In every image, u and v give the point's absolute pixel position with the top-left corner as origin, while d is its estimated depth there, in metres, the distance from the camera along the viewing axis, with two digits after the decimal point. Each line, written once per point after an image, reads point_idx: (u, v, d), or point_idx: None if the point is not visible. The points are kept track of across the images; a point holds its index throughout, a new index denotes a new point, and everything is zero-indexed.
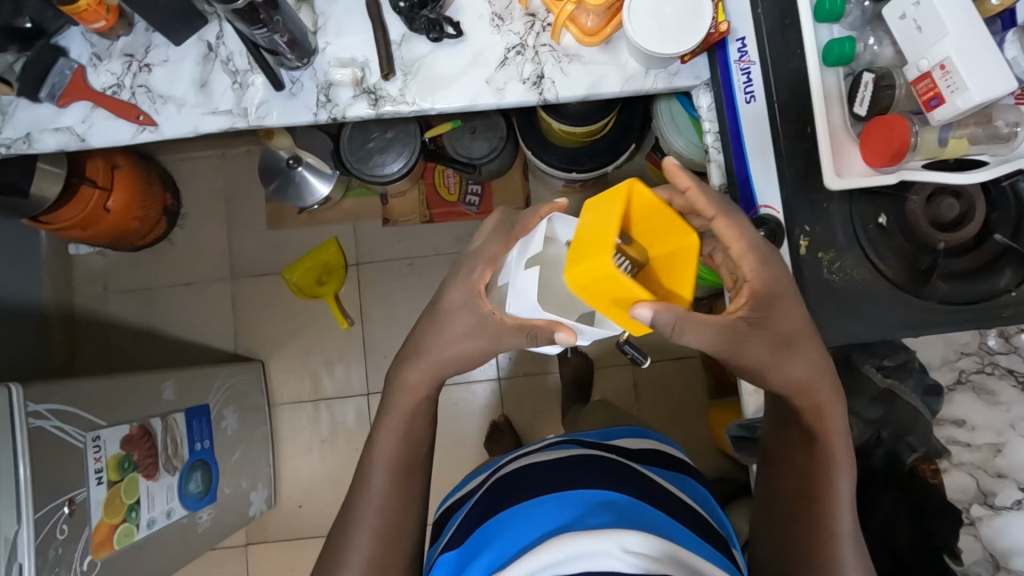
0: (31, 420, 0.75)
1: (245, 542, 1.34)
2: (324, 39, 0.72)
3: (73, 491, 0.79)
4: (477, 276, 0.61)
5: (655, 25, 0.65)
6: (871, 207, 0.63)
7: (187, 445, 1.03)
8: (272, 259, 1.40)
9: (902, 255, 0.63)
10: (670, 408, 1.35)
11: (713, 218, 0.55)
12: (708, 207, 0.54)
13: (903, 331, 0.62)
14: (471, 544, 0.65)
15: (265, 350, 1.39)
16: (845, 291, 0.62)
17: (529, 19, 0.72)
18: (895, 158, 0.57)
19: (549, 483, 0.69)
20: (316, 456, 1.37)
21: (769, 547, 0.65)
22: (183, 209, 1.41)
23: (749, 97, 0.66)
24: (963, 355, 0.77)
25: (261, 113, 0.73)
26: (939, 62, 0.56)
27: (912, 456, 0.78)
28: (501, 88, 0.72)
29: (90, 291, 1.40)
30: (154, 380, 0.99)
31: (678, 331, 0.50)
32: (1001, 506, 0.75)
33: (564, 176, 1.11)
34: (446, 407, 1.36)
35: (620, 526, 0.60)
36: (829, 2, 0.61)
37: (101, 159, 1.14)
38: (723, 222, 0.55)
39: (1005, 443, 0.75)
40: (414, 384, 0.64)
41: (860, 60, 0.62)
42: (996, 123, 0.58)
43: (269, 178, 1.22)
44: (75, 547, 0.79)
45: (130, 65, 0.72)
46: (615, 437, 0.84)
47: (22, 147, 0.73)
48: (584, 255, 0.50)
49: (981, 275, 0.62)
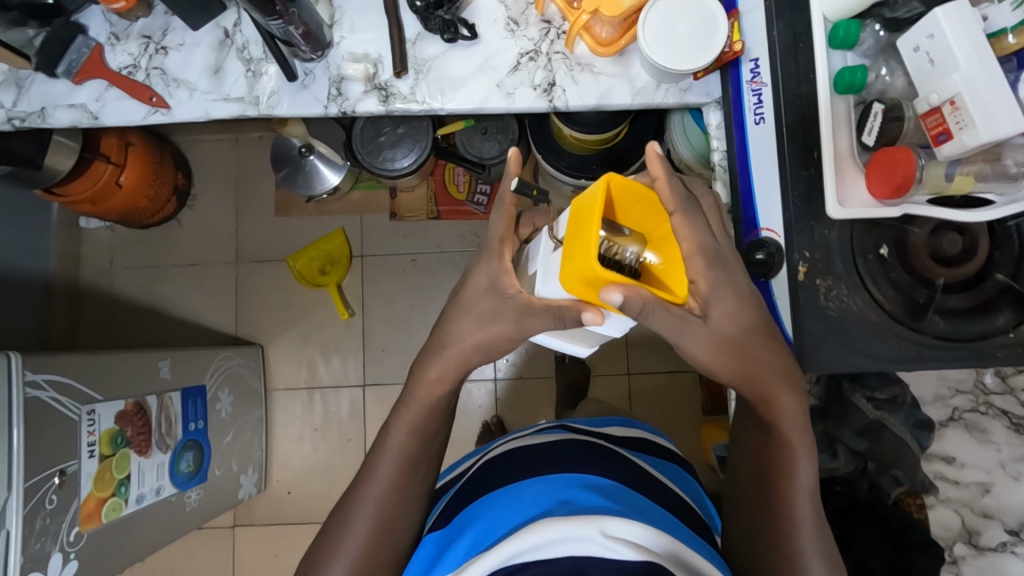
0: (27, 390, 0.76)
1: (232, 523, 1.35)
2: (339, 33, 0.72)
3: (65, 463, 0.80)
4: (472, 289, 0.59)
5: (667, 42, 0.65)
6: (871, 237, 0.63)
7: (181, 424, 1.05)
8: (278, 245, 1.41)
9: (900, 287, 0.63)
10: (662, 420, 1.35)
11: (673, 213, 0.51)
12: (671, 200, 0.51)
13: (894, 365, 0.62)
14: (455, 526, 0.65)
15: (264, 336, 1.40)
16: (839, 320, 0.62)
17: (544, 25, 0.72)
18: (897, 191, 0.57)
19: (527, 470, 0.69)
20: (308, 444, 1.38)
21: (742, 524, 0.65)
22: (194, 189, 1.42)
23: (759, 118, 0.66)
24: (957, 392, 0.79)
25: (272, 102, 0.73)
26: (949, 98, 0.55)
27: (897, 490, 0.81)
28: (511, 93, 0.72)
29: (97, 266, 1.41)
30: (152, 358, 1.00)
31: (646, 312, 0.48)
32: (985, 545, 0.78)
33: (572, 182, 1.10)
34: (465, 415, 1.36)
35: (613, 514, 0.59)
36: (843, 30, 0.60)
37: (115, 136, 1.14)
38: (682, 219, 0.51)
39: (994, 483, 0.78)
40: (421, 379, 0.65)
41: (871, 90, 0.62)
42: (1005, 162, 0.58)
43: (280, 165, 1.24)
44: (63, 517, 0.79)
45: (147, 46, 0.73)
46: (605, 425, 0.84)
47: (35, 121, 0.74)
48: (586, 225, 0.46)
49: (979, 314, 0.62)
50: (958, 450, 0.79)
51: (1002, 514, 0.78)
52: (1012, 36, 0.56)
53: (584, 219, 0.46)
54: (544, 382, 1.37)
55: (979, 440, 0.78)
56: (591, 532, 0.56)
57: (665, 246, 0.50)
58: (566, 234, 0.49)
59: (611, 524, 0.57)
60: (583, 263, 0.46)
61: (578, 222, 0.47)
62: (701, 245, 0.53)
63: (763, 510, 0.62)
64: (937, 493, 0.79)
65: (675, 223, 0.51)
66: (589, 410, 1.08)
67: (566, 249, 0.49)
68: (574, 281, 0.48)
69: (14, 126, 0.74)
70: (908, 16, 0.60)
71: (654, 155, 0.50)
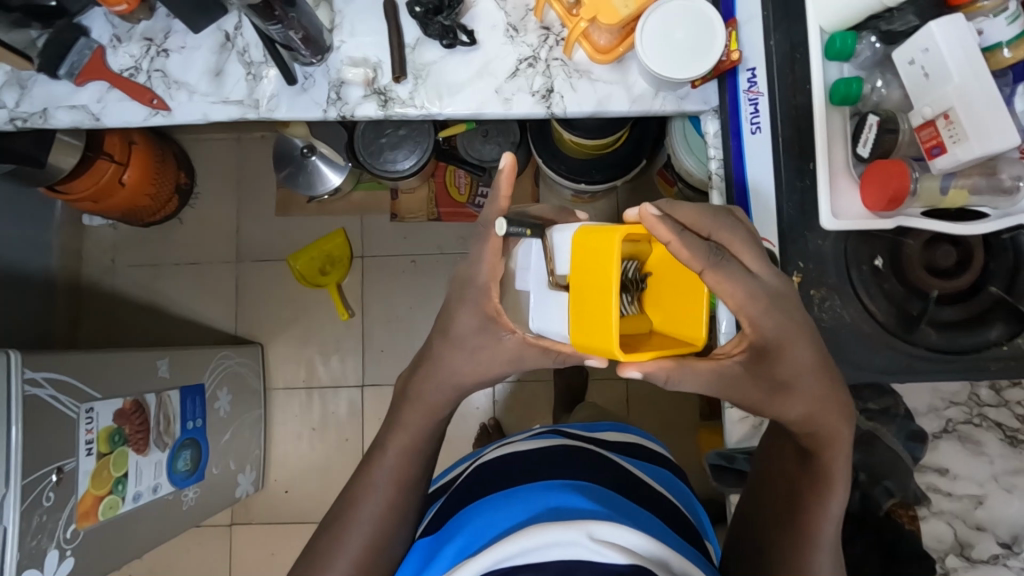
0: (26, 387, 0.77)
1: (230, 521, 1.36)
2: (338, 37, 0.73)
3: (63, 460, 0.80)
4: (464, 302, 0.55)
5: (665, 51, 0.65)
6: (866, 248, 0.63)
7: (180, 423, 1.05)
8: (279, 245, 1.42)
9: (893, 298, 0.63)
10: (660, 424, 1.35)
11: (702, 272, 0.44)
12: (694, 263, 0.43)
13: (886, 375, 0.62)
14: (445, 530, 0.65)
15: (264, 334, 1.41)
16: (832, 330, 0.63)
17: (543, 32, 0.72)
18: (891, 203, 0.57)
19: (517, 477, 0.69)
20: (305, 444, 1.39)
21: (736, 529, 0.65)
22: (196, 188, 1.43)
23: (755, 128, 0.66)
24: (951, 404, 0.79)
25: (271, 105, 0.73)
26: (943, 112, 0.56)
27: (889, 501, 0.77)
28: (509, 99, 0.72)
29: (99, 263, 1.42)
30: (151, 356, 1.01)
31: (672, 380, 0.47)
32: (977, 558, 0.77)
33: (573, 186, 1.11)
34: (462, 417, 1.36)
35: (601, 518, 0.59)
36: (840, 41, 0.61)
37: (118, 134, 1.15)
38: (713, 276, 0.44)
39: (987, 495, 0.77)
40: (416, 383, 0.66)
41: (867, 102, 0.63)
42: (1000, 175, 0.58)
43: (282, 165, 1.23)
44: (60, 515, 0.79)
45: (148, 48, 0.73)
46: (598, 430, 0.84)
47: (37, 121, 0.74)
48: (589, 292, 0.44)
49: (971, 326, 0.62)
50: (950, 462, 0.78)
51: (995, 527, 0.77)
52: (1008, 50, 0.57)
53: (586, 285, 0.44)
54: (543, 385, 1.37)
55: (972, 452, 0.78)
56: (579, 536, 0.55)
57: (684, 297, 0.47)
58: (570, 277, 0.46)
59: (600, 527, 0.56)
60: (606, 322, 0.43)
61: (581, 285, 0.45)
62: (749, 295, 0.47)
63: (759, 520, 0.62)
64: (929, 505, 0.78)
65: (706, 280, 0.45)
66: (585, 413, 1.09)
67: (571, 298, 0.45)
68: (588, 340, 0.45)
69: (16, 126, 0.74)
70: (904, 29, 0.60)
71: (653, 220, 0.42)
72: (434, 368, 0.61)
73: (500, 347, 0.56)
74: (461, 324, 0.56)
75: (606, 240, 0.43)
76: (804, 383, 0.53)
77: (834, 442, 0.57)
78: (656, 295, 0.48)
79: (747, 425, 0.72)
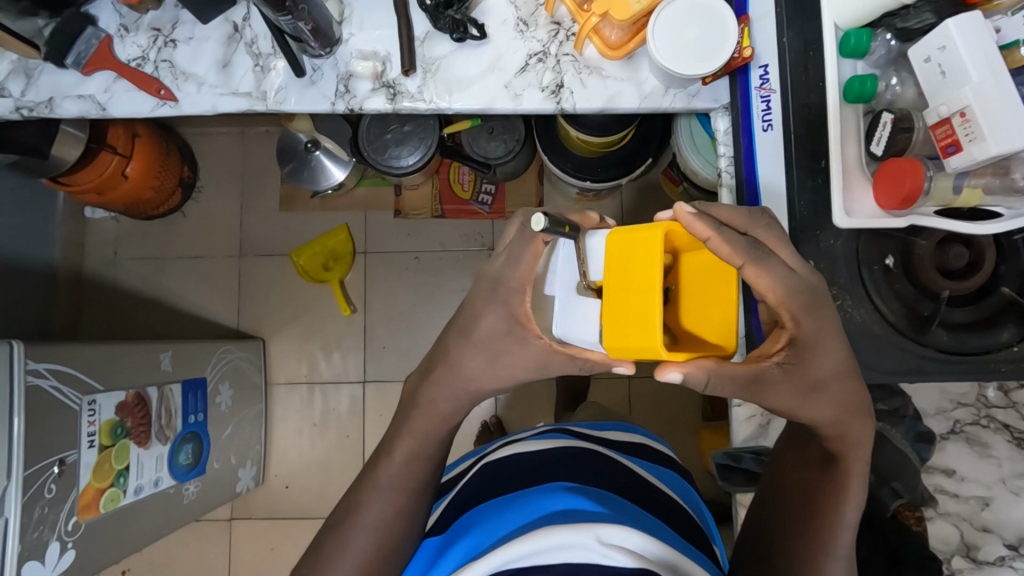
0: (30, 378, 0.77)
1: (229, 516, 1.35)
2: (348, 30, 0.72)
3: (64, 452, 0.80)
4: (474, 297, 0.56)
5: (676, 47, 0.64)
6: (878, 247, 0.63)
7: (181, 416, 1.05)
8: (282, 240, 1.41)
9: (904, 298, 0.63)
10: (661, 423, 1.35)
11: (742, 266, 0.47)
12: (734, 258, 0.46)
13: (897, 376, 0.62)
14: (454, 530, 0.65)
15: (265, 330, 1.40)
16: (842, 330, 0.62)
17: (553, 27, 0.71)
18: (906, 202, 0.57)
19: (527, 478, 0.69)
20: (306, 440, 1.38)
21: (744, 533, 0.65)
22: (199, 182, 1.43)
23: (766, 125, 0.66)
24: (958, 405, 0.78)
25: (279, 98, 0.73)
26: (959, 110, 0.55)
27: (895, 502, 0.78)
28: (519, 95, 0.72)
29: (100, 255, 1.42)
30: (153, 348, 1.00)
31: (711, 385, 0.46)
32: (983, 560, 0.76)
33: (580, 184, 1.10)
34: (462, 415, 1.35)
35: (609, 521, 0.59)
36: (854, 39, 0.60)
37: (122, 127, 1.14)
38: (752, 270, 0.48)
39: (993, 497, 0.77)
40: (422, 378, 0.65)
41: (881, 100, 0.62)
42: (1013, 175, 0.57)
43: (286, 159, 1.23)
44: (62, 507, 0.79)
45: (156, 39, 0.73)
46: (603, 429, 0.84)
47: (43, 111, 0.73)
48: (626, 294, 0.45)
49: (982, 328, 0.62)
50: (958, 464, 0.78)
51: (1001, 529, 0.76)
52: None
53: (623, 288, 0.45)
54: (544, 383, 1.37)
55: (979, 454, 0.77)
56: (588, 540, 0.55)
57: (718, 298, 0.48)
58: (607, 279, 0.47)
59: (608, 530, 0.56)
60: (642, 322, 0.43)
61: (617, 287, 0.46)
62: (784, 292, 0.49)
63: (768, 523, 0.62)
64: (936, 507, 0.77)
65: (747, 274, 0.48)
66: (588, 412, 1.09)
67: (607, 298, 0.46)
68: (619, 341, 0.45)
69: (23, 116, 0.74)
70: (920, 26, 0.59)
71: (689, 218, 0.44)
72: (440, 362, 0.60)
73: (508, 343, 0.56)
74: (472, 320, 0.56)
75: (648, 239, 0.44)
76: (815, 385, 0.52)
77: (844, 442, 0.56)
78: (690, 298, 0.48)
79: (754, 424, 0.72)
